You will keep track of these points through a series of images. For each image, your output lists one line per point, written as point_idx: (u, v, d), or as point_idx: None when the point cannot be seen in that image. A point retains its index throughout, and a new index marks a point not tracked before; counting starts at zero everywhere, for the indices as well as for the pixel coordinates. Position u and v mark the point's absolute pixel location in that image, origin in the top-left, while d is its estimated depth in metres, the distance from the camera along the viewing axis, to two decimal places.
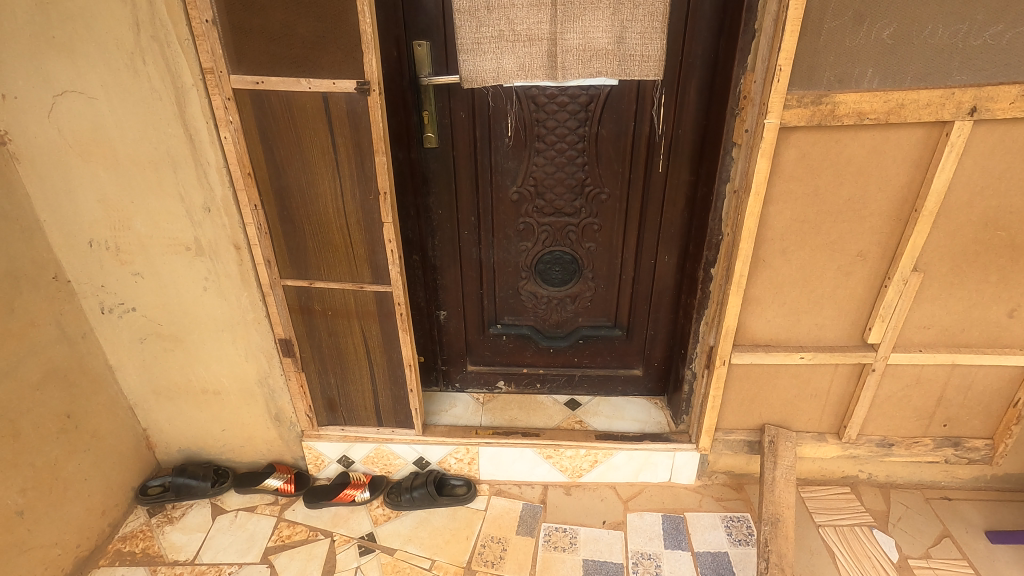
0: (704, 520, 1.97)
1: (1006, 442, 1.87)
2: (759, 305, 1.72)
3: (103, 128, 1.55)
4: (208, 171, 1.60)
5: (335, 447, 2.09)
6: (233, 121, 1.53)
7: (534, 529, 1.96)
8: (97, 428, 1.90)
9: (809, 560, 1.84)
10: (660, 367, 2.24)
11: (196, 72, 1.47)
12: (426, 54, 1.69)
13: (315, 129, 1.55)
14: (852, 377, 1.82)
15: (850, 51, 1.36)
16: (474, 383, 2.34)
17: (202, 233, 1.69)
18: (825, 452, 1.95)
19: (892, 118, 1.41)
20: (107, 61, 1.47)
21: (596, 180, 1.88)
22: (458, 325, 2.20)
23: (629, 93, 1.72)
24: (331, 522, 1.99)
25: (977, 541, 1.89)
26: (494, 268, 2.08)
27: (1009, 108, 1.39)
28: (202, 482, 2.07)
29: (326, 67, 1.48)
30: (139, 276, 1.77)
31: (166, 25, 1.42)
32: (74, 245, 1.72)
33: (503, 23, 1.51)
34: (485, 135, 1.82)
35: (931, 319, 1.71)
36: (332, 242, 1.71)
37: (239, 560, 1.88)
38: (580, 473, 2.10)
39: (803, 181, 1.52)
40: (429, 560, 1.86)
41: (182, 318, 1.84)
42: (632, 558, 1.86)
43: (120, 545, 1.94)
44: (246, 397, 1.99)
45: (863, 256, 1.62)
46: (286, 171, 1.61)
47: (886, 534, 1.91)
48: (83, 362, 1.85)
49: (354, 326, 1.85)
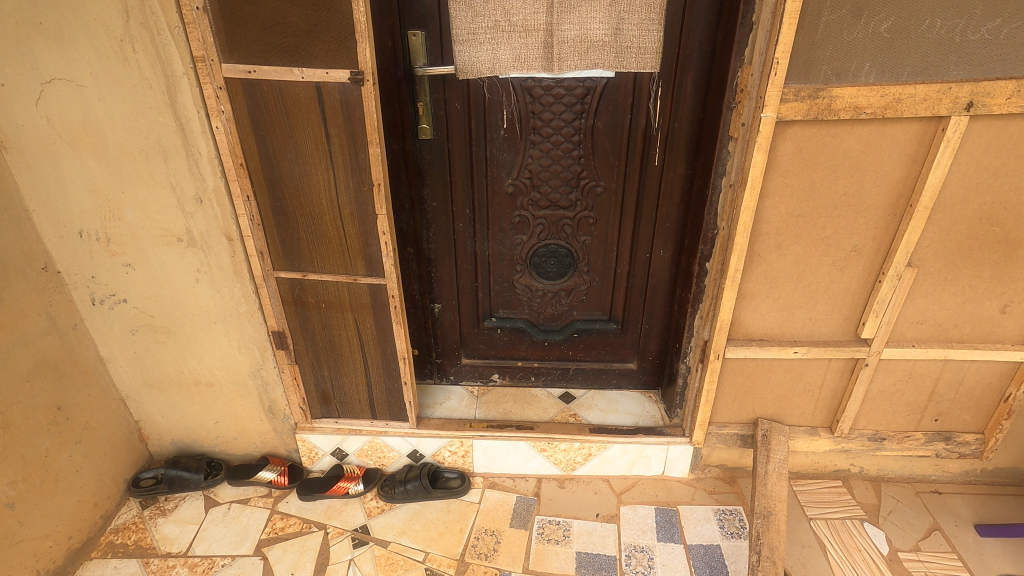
0: (696, 513, 1.98)
1: (997, 437, 1.88)
2: (753, 299, 1.72)
3: (93, 118, 1.53)
4: (199, 161, 1.58)
5: (328, 439, 2.08)
6: (224, 111, 1.52)
7: (528, 521, 1.97)
8: (88, 420, 1.89)
9: (800, 553, 1.85)
10: (654, 360, 2.24)
11: (187, 60, 1.45)
12: (421, 44, 1.68)
13: (309, 120, 1.53)
14: (845, 372, 1.83)
15: (848, 45, 1.36)
16: (469, 376, 2.33)
17: (194, 225, 1.68)
18: (817, 446, 1.96)
19: (889, 113, 1.40)
20: (96, 49, 1.45)
21: (591, 173, 1.87)
22: (453, 318, 2.19)
23: (627, 85, 1.70)
24: (325, 515, 1.99)
25: (966, 534, 1.91)
26: (488, 260, 2.07)
27: (1005, 104, 1.39)
28: (195, 475, 2.07)
29: (318, 56, 1.46)
30: (130, 267, 1.75)
31: (156, 13, 1.40)
32: (63, 235, 1.70)
33: (499, 15, 1.49)
34: (480, 126, 1.80)
35: (924, 315, 1.71)
36: (327, 233, 1.70)
37: (233, 552, 1.87)
38: (574, 466, 2.10)
39: (799, 176, 1.52)
40: (423, 553, 1.86)
41: (174, 310, 1.82)
42: (625, 550, 1.87)
43: (113, 537, 1.93)
44: (239, 388, 1.98)
45: (858, 251, 1.62)
46: (280, 163, 1.60)
47: (876, 527, 1.93)
48: (73, 353, 1.83)
49: (348, 318, 1.84)
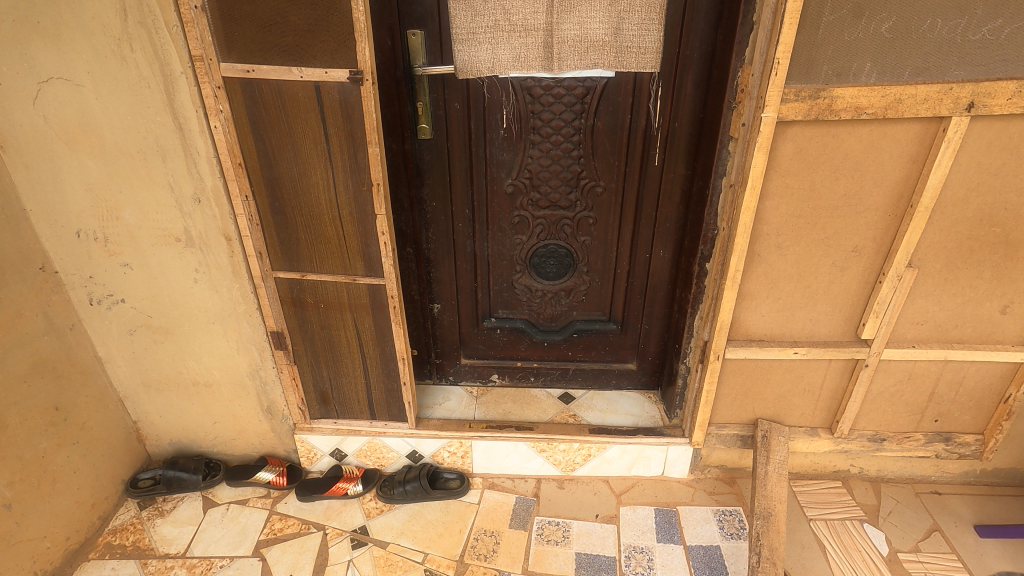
0: (696, 514, 1.98)
1: (996, 438, 1.88)
2: (753, 300, 1.71)
3: (90, 117, 1.52)
4: (198, 160, 1.57)
5: (326, 440, 2.08)
6: (223, 110, 1.51)
7: (527, 522, 1.96)
8: (86, 420, 1.89)
9: (800, 553, 1.85)
10: (654, 361, 2.24)
11: (185, 59, 1.44)
12: (420, 43, 1.67)
13: (307, 119, 1.53)
14: (845, 372, 1.82)
15: (848, 45, 1.35)
16: (468, 376, 2.33)
17: (192, 224, 1.67)
18: (816, 446, 1.96)
19: (890, 113, 1.40)
20: (94, 48, 1.44)
21: (591, 173, 1.86)
22: (452, 318, 2.19)
23: (627, 85, 1.70)
24: (324, 515, 1.99)
25: (966, 535, 1.91)
26: (488, 260, 2.07)
27: (1006, 104, 1.38)
28: (193, 475, 2.06)
29: (317, 56, 1.45)
30: (128, 267, 1.74)
31: (154, 11, 1.39)
32: (60, 235, 1.69)
33: (499, 14, 1.49)
34: (480, 126, 1.79)
35: (924, 315, 1.71)
36: (326, 233, 1.69)
37: (231, 553, 1.86)
38: (573, 467, 2.10)
39: (800, 176, 1.52)
40: (422, 554, 1.85)
41: (172, 310, 1.82)
42: (624, 551, 1.86)
43: (110, 538, 1.92)
44: (238, 389, 1.98)
45: (858, 252, 1.62)
46: (279, 163, 1.59)
47: (876, 528, 1.93)
48: (71, 353, 1.83)
49: (347, 319, 1.84)
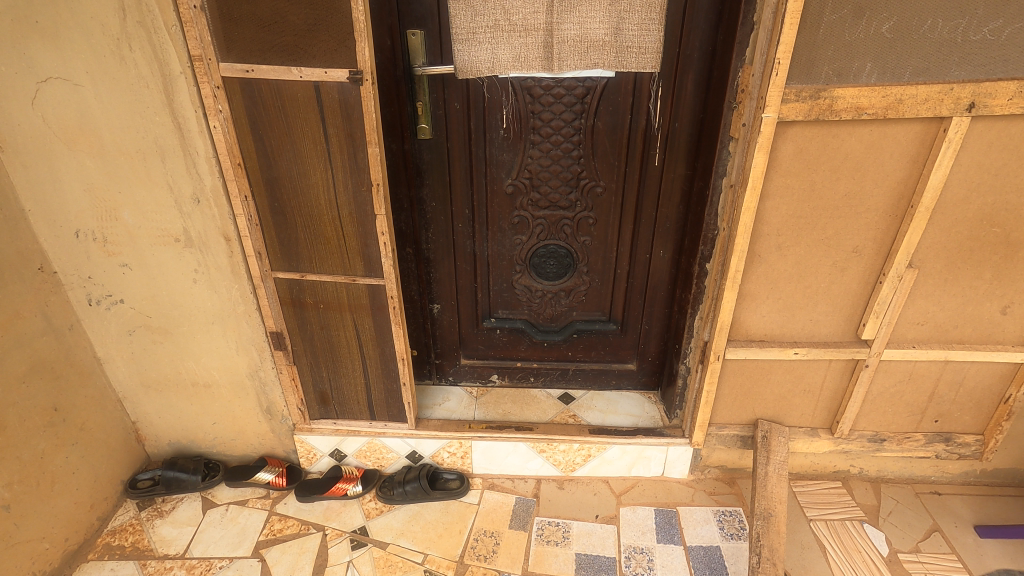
0: (696, 514, 1.98)
1: (997, 438, 1.88)
2: (754, 300, 1.71)
3: (89, 117, 1.52)
4: (197, 160, 1.57)
5: (326, 440, 2.07)
6: (223, 110, 1.51)
7: (527, 522, 1.96)
8: (85, 421, 1.88)
9: (800, 554, 1.85)
10: (654, 361, 2.24)
11: (184, 59, 1.44)
12: (420, 43, 1.67)
13: (307, 119, 1.52)
14: (845, 373, 1.82)
15: (849, 45, 1.35)
16: (468, 376, 2.33)
17: (191, 224, 1.67)
18: (817, 446, 1.96)
19: (890, 113, 1.40)
20: (93, 47, 1.43)
21: (591, 173, 1.86)
22: (452, 319, 2.19)
23: (627, 85, 1.69)
24: (323, 516, 1.98)
25: (966, 535, 1.91)
26: (488, 260, 2.06)
27: (1006, 104, 1.38)
28: (192, 476, 2.06)
29: (317, 56, 1.44)
30: (127, 267, 1.74)
31: (153, 11, 1.39)
32: (59, 235, 1.69)
33: (498, 14, 1.48)
34: (480, 126, 1.79)
35: (925, 316, 1.71)
36: (325, 233, 1.69)
37: (230, 553, 1.86)
38: (573, 467, 2.10)
39: (800, 176, 1.52)
40: (422, 554, 1.85)
41: (171, 310, 1.81)
42: (624, 552, 1.86)
43: (109, 539, 1.92)
44: (237, 389, 1.97)
45: (858, 252, 1.62)
46: (278, 162, 1.59)
47: (876, 528, 1.93)
48: (70, 353, 1.82)
49: (346, 319, 1.83)
